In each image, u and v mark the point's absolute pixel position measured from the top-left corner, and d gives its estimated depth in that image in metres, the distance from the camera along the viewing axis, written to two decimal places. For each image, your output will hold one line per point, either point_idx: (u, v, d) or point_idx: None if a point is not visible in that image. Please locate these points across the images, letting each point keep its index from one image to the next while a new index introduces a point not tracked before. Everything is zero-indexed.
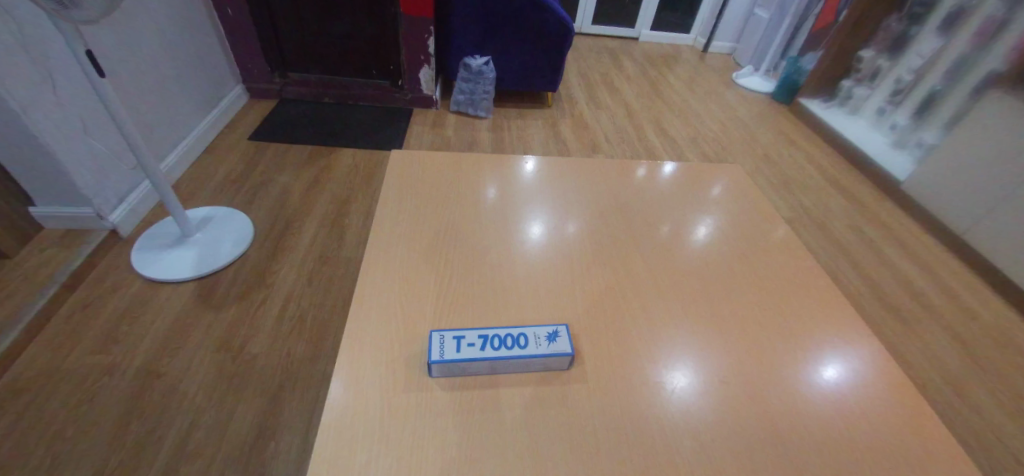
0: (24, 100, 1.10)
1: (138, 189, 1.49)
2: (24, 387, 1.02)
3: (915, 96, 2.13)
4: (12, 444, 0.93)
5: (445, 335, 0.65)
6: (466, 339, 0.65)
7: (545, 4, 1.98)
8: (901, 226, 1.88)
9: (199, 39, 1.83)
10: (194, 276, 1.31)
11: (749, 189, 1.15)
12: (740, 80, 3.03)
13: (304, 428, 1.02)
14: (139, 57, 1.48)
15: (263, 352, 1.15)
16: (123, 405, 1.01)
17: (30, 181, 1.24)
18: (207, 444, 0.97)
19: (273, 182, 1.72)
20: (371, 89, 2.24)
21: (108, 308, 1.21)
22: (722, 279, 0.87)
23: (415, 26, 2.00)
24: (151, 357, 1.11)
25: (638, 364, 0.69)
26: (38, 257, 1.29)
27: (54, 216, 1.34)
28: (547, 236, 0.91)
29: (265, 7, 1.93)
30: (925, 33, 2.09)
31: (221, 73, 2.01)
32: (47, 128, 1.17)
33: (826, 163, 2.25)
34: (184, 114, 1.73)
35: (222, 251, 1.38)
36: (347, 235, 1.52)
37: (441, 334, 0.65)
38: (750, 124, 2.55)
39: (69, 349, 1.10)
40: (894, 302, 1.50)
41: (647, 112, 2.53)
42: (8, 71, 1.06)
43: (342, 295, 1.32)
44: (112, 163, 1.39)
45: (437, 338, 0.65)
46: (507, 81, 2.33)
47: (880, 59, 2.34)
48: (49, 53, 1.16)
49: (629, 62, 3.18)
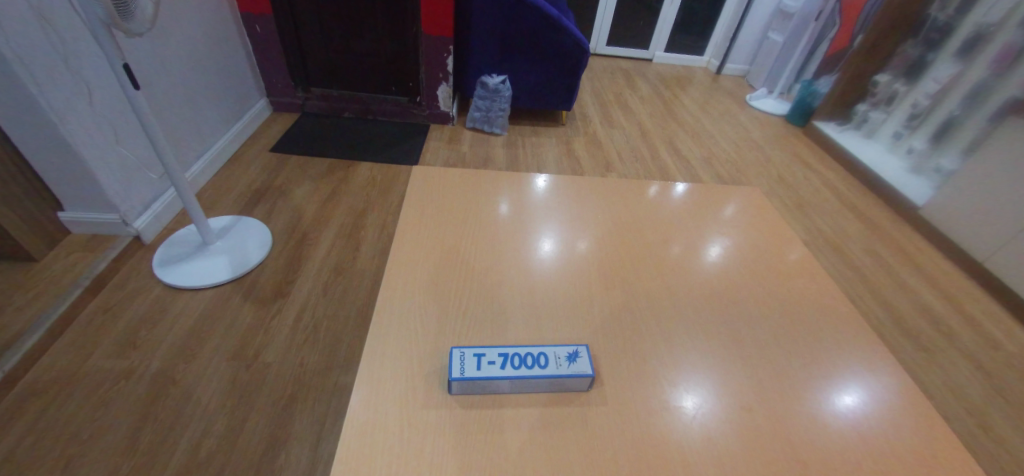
0: (60, 110, 1.15)
1: (163, 197, 1.53)
2: (43, 387, 1.04)
3: (932, 122, 2.11)
4: (28, 446, 0.94)
5: (466, 352, 0.65)
6: (487, 356, 0.65)
7: (562, 27, 2.03)
8: (920, 251, 1.85)
9: (227, 54, 1.91)
10: (232, 277, 1.36)
11: (766, 211, 1.14)
12: (754, 101, 3.04)
13: (315, 439, 1.02)
14: (171, 71, 1.54)
15: (277, 360, 1.16)
16: (138, 411, 1.02)
17: (62, 187, 1.29)
18: (218, 452, 0.97)
19: (293, 192, 1.75)
20: (389, 105, 2.30)
21: (129, 311, 1.23)
22: (738, 301, 0.86)
23: (435, 45, 2.05)
24: (167, 363, 1.12)
25: (656, 388, 0.68)
26: (64, 261, 1.32)
27: (82, 221, 1.38)
28: (560, 253, 0.92)
29: (292, 25, 2.01)
30: (942, 60, 2.08)
31: (246, 87, 2.08)
32: (81, 137, 1.22)
33: (841, 186, 2.24)
34: (209, 125, 1.78)
35: (251, 253, 1.43)
36: (362, 246, 1.54)
37: (461, 351, 0.65)
38: (764, 145, 2.54)
39: (88, 352, 1.12)
40: (913, 328, 1.47)
41: (661, 131, 2.55)
42: (48, 84, 1.11)
43: (356, 306, 1.33)
44: (139, 171, 1.43)
45: (457, 354, 0.65)
46: (522, 100, 2.36)
47: (896, 83, 2.33)
48: (88, 66, 1.21)
49: (642, 82, 3.22)
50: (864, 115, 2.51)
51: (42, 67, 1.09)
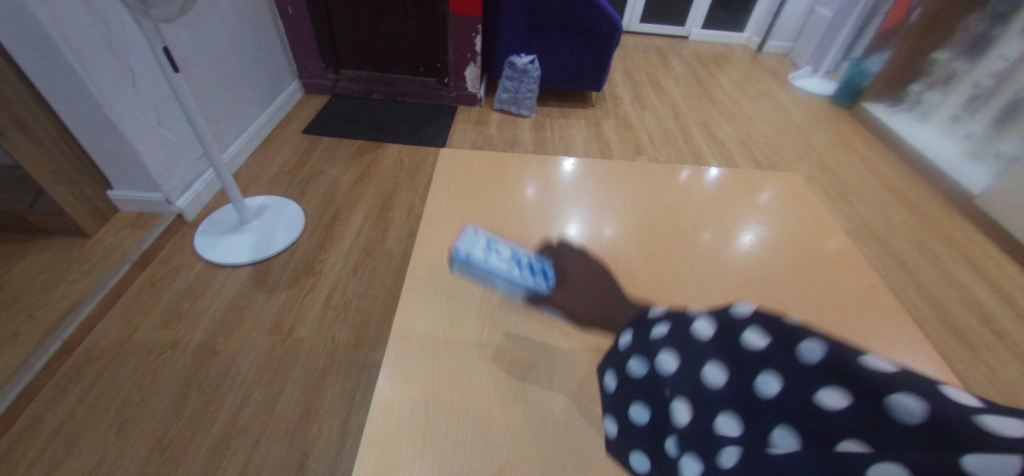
0: (106, 93, 1.20)
1: (203, 177, 1.58)
2: (100, 354, 1.12)
3: (995, 104, 1.91)
4: (87, 407, 1.02)
5: (478, 234, 0.78)
6: (496, 248, 0.77)
7: (594, 4, 1.95)
8: (975, 242, 1.72)
9: (261, 37, 1.93)
10: (251, 261, 1.38)
11: (807, 198, 1.08)
12: (796, 81, 2.88)
13: (345, 412, 1.05)
14: (208, 54, 1.58)
15: (310, 336, 1.20)
16: (183, 379, 1.09)
17: (111, 166, 1.36)
18: (255, 420, 1.03)
19: (324, 173, 1.79)
20: (417, 86, 2.29)
21: (174, 286, 1.30)
22: (772, 294, 0.82)
23: (463, 25, 2.01)
24: (209, 335, 1.18)
25: None
26: (114, 237, 1.40)
27: (129, 199, 1.45)
28: (585, 239, 0.89)
29: (322, 7, 2.02)
30: (1010, 35, 1.88)
31: (279, 69, 2.12)
32: (127, 120, 1.27)
33: (890, 172, 2.10)
34: (244, 106, 1.83)
35: (277, 239, 1.45)
36: (390, 228, 1.56)
37: (475, 231, 0.79)
38: (807, 128, 2.40)
39: (137, 323, 1.20)
40: (962, 325, 1.38)
41: (695, 113, 2.45)
42: (96, 68, 1.16)
43: (385, 285, 1.36)
44: (180, 152, 1.49)
45: (471, 232, 0.78)
46: (551, 81, 2.31)
47: (956, 61, 2.12)
48: (131, 51, 1.25)
49: (676, 61, 3.08)
50: (918, 96, 2.30)
51: (89, 52, 1.13)
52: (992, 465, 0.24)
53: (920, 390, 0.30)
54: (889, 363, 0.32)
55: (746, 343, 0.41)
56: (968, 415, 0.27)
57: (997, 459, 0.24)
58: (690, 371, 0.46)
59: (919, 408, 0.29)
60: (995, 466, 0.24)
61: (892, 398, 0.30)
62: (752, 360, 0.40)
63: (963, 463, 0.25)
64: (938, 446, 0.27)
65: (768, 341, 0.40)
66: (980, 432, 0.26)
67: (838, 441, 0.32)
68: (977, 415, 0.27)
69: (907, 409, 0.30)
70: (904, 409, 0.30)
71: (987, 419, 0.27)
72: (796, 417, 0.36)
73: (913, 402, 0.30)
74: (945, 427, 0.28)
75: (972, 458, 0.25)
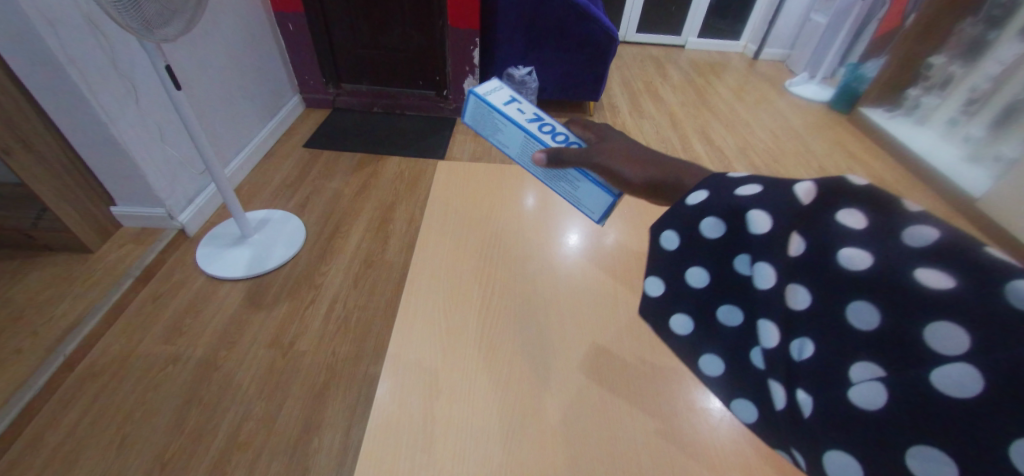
0: (110, 110, 1.22)
1: (205, 192, 1.60)
2: (100, 370, 1.12)
3: (992, 107, 1.91)
4: (88, 424, 1.02)
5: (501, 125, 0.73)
6: None
7: (590, 15, 1.97)
8: None
9: (262, 53, 1.97)
10: (246, 276, 1.38)
11: None
12: (794, 88, 2.90)
13: (346, 426, 1.05)
14: (210, 70, 1.60)
15: (311, 349, 1.20)
16: (184, 394, 1.08)
17: (113, 182, 1.38)
18: (256, 435, 1.02)
19: (325, 187, 1.80)
20: (417, 99, 2.31)
21: (175, 300, 1.31)
22: None
23: (461, 37, 2.04)
24: (210, 350, 1.18)
25: (682, 387, 0.63)
26: (117, 252, 1.41)
27: (131, 214, 1.46)
28: (585, 246, 0.88)
29: (323, 23, 2.07)
30: (1007, 38, 1.88)
31: (281, 84, 2.15)
32: (129, 137, 1.29)
33: (889, 176, 2.10)
34: (246, 121, 1.85)
35: (275, 253, 1.45)
36: (390, 239, 1.56)
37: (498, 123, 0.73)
38: (805, 134, 2.41)
39: (139, 338, 1.20)
40: None
41: (693, 121, 2.47)
42: (99, 87, 1.18)
43: (386, 297, 1.36)
44: (183, 167, 1.50)
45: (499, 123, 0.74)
46: (549, 91, 2.33)
47: (953, 65, 2.14)
48: (135, 68, 1.27)
49: (674, 69, 3.11)
50: (916, 100, 2.32)
51: (92, 70, 1.16)
52: (963, 379, 0.22)
53: (905, 224, 0.26)
54: (931, 218, 0.25)
55: (747, 221, 0.34)
56: (944, 290, 0.23)
57: (965, 371, 0.22)
58: (672, 257, 0.39)
59: (864, 274, 0.27)
60: (958, 380, 0.22)
61: (868, 281, 0.26)
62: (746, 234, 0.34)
63: (929, 381, 0.23)
64: (910, 337, 0.25)
65: (756, 208, 0.33)
66: (967, 306, 0.22)
67: (807, 339, 0.30)
68: (949, 283, 0.23)
69: (921, 243, 0.25)
70: (880, 307, 0.26)
71: (933, 324, 0.24)
72: (811, 274, 0.30)
73: (889, 290, 0.25)
74: (919, 305, 0.24)
75: (954, 339, 0.23)
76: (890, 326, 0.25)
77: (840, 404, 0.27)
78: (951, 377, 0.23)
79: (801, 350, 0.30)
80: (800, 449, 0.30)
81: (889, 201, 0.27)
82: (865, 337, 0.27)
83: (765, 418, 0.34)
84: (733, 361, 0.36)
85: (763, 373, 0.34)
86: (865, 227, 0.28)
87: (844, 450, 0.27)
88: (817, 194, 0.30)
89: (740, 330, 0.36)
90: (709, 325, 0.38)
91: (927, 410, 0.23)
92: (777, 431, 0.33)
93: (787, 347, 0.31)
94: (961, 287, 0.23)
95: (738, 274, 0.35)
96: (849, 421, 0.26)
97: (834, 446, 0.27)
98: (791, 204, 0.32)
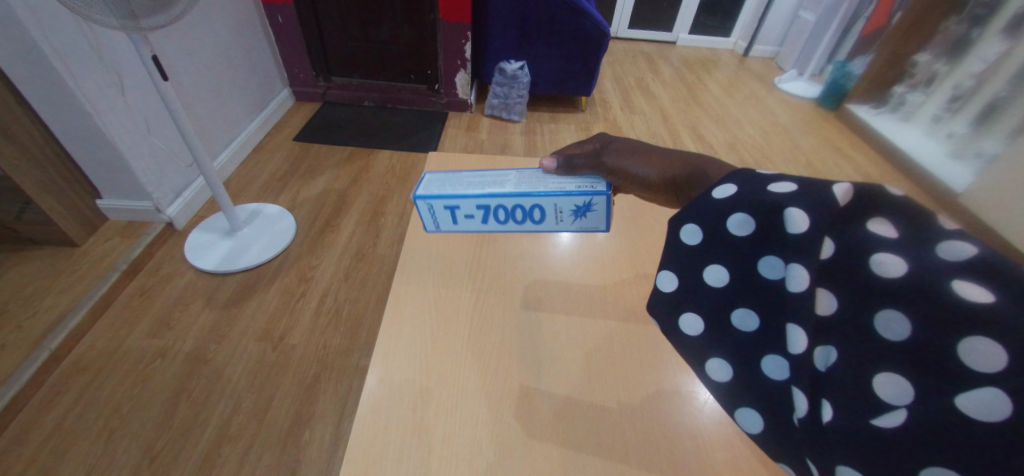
0: (95, 102, 1.20)
1: (193, 185, 1.58)
2: (87, 365, 1.11)
3: (975, 105, 1.95)
4: (75, 418, 1.01)
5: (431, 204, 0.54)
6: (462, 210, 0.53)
7: (581, 10, 1.98)
8: None
9: (251, 46, 1.94)
10: (212, 269, 1.36)
11: None
12: (783, 84, 2.93)
13: (337, 418, 1.05)
14: (197, 62, 1.58)
15: (302, 342, 1.20)
16: (172, 388, 1.08)
17: (99, 175, 1.36)
18: (246, 429, 1.02)
19: (315, 180, 1.79)
20: (408, 93, 2.30)
21: (163, 295, 1.29)
22: None
23: (453, 32, 2.04)
24: (199, 343, 1.18)
25: (669, 373, 0.65)
26: (103, 246, 1.39)
27: (118, 208, 1.44)
28: (577, 241, 0.87)
29: (312, 16, 2.04)
30: (989, 37, 1.91)
31: (269, 77, 2.12)
32: (115, 129, 1.27)
33: (875, 171, 2.14)
34: (234, 115, 1.83)
35: (252, 253, 1.41)
36: (381, 233, 1.56)
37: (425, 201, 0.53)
38: (793, 130, 2.45)
39: (126, 333, 1.18)
40: None
41: (683, 116, 2.49)
42: (84, 79, 1.17)
43: (377, 290, 1.36)
44: (170, 160, 1.48)
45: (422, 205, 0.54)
46: (541, 86, 2.33)
47: (937, 63, 2.17)
48: (121, 60, 1.25)
49: (665, 65, 3.13)
50: (902, 97, 2.36)
51: (76, 61, 1.14)
52: (991, 405, 0.21)
53: (941, 238, 0.25)
54: (972, 235, 0.24)
55: (785, 219, 0.31)
56: (981, 305, 0.22)
57: (997, 396, 0.21)
58: (694, 253, 0.37)
59: (900, 280, 0.25)
60: (991, 408, 0.21)
61: (901, 292, 0.25)
62: (770, 233, 0.32)
63: (956, 405, 0.22)
64: (943, 355, 0.23)
65: (793, 206, 0.31)
66: (1006, 325, 0.21)
67: (832, 347, 0.28)
68: (989, 299, 0.22)
69: (957, 257, 0.24)
70: (911, 318, 0.24)
71: (967, 341, 0.22)
72: (833, 279, 0.28)
73: (917, 301, 0.24)
74: (952, 319, 0.23)
75: (987, 359, 0.22)
76: (918, 340, 0.24)
77: (860, 425, 0.26)
78: (978, 409, 0.22)
79: (822, 359, 0.29)
80: (814, 458, 0.29)
81: (928, 216, 0.26)
82: (890, 349, 0.25)
83: (771, 428, 0.33)
84: (744, 366, 0.34)
85: (782, 385, 0.32)
86: (899, 235, 0.26)
87: (851, 465, 0.26)
88: (854, 197, 0.29)
89: (755, 336, 0.34)
90: (720, 325, 0.36)
91: (946, 433, 0.22)
92: (786, 442, 0.32)
93: (814, 354, 0.29)
94: (998, 305, 0.22)
95: (762, 277, 0.33)
96: (865, 439, 0.25)
97: (846, 463, 0.26)
98: (825, 204, 0.30)
